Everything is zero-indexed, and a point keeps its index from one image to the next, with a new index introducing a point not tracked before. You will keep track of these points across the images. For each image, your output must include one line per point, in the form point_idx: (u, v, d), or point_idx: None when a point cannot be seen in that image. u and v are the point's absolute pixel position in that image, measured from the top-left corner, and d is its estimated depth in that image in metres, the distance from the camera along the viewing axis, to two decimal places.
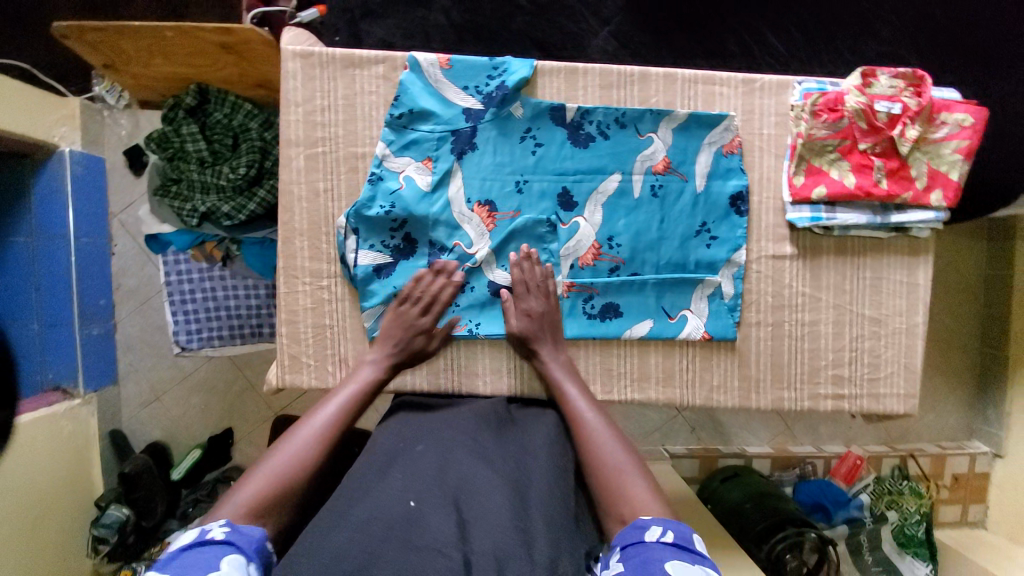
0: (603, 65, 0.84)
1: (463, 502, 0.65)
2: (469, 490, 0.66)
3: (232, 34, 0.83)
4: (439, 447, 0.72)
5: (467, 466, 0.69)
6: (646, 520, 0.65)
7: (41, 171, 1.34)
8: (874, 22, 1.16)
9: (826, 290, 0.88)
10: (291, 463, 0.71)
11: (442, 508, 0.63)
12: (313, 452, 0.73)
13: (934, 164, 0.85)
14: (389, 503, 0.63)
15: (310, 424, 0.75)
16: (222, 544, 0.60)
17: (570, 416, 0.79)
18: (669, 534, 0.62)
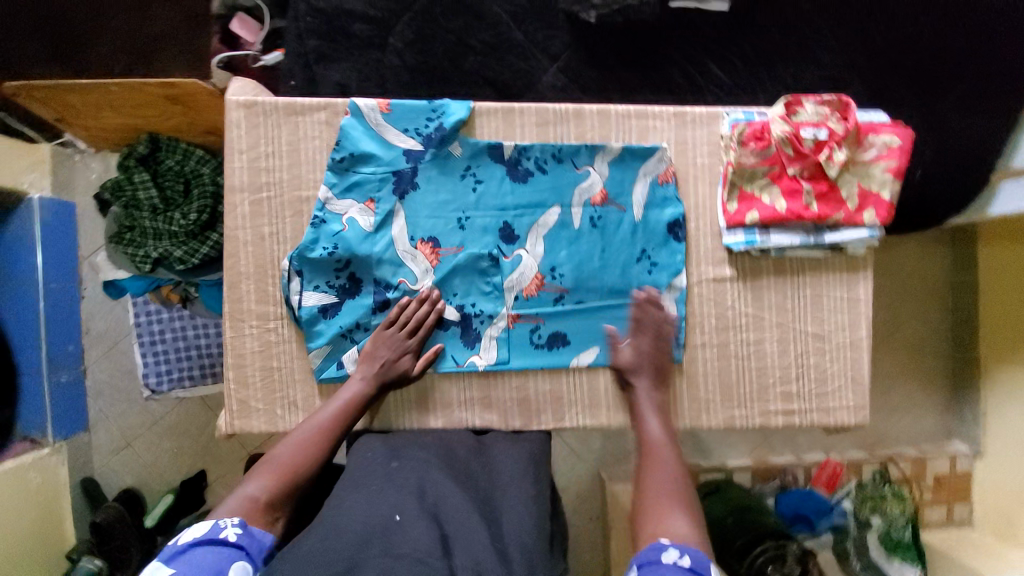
0: (539, 103, 0.87)
1: (442, 516, 0.67)
2: (447, 507, 0.69)
3: (176, 87, 0.86)
4: (419, 465, 0.75)
5: (445, 484, 0.72)
6: (662, 542, 0.65)
7: (12, 215, 1.35)
8: (814, 47, 1.20)
9: (769, 310, 0.90)
10: (271, 485, 0.73)
11: (423, 521, 0.65)
12: (293, 474, 0.75)
13: (865, 184, 0.87)
14: (370, 516, 0.65)
15: (289, 448, 0.77)
16: (234, 547, 0.64)
17: (642, 437, 0.81)
18: (686, 558, 0.63)
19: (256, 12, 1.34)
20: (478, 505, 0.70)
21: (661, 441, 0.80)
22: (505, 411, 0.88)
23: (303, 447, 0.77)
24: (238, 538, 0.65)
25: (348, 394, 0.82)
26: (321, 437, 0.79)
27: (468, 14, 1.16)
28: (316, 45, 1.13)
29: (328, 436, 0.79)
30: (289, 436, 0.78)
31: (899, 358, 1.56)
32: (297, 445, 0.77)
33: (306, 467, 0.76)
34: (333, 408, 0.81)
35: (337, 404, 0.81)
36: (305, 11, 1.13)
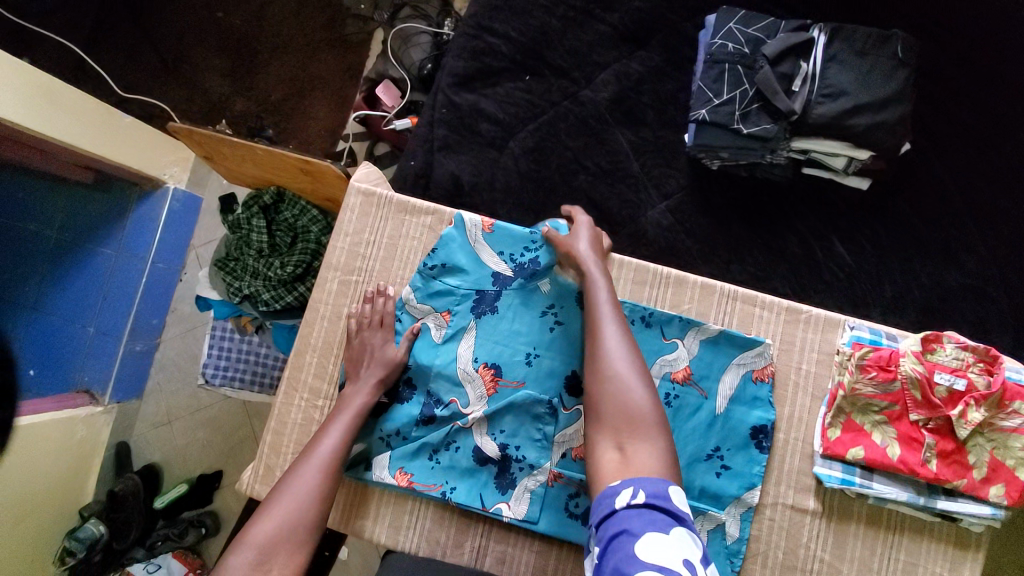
0: (642, 261, 0.85)
1: None
2: None
3: (310, 164, 0.94)
4: None
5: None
6: (616, 486, 0.58)
7: (145, 200, 1.50)
8: (958, 252, 1.08)
9: (849, 563, 0.76)
10: (291, 521, 0.67)
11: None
12: (313, 510, 0.68)
13: (999, 455, 0.73)
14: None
15: (304, 479, 0.70)
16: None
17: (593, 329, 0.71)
18: (640, 495, 0.55)
19: (401, 82, 1.45)
20: None
21: (615, 315, 0.72)
22: (521, 570, 0.81)
23: (317, 477, 0.71)
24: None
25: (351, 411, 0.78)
26: (332, 466, 0.73)
27: (591, 137, 1.18)
28: (444, 135, 1.19)
29: (338, 461, 0.74)
30: (298, 464, 0.72)
31: None
32: (314, 472, 0.71)
33: (320, 501, 0.70)
34: (340, 430, 0.76)
35: (343, 422, 0.77)
36: (443, 102, 1.20)
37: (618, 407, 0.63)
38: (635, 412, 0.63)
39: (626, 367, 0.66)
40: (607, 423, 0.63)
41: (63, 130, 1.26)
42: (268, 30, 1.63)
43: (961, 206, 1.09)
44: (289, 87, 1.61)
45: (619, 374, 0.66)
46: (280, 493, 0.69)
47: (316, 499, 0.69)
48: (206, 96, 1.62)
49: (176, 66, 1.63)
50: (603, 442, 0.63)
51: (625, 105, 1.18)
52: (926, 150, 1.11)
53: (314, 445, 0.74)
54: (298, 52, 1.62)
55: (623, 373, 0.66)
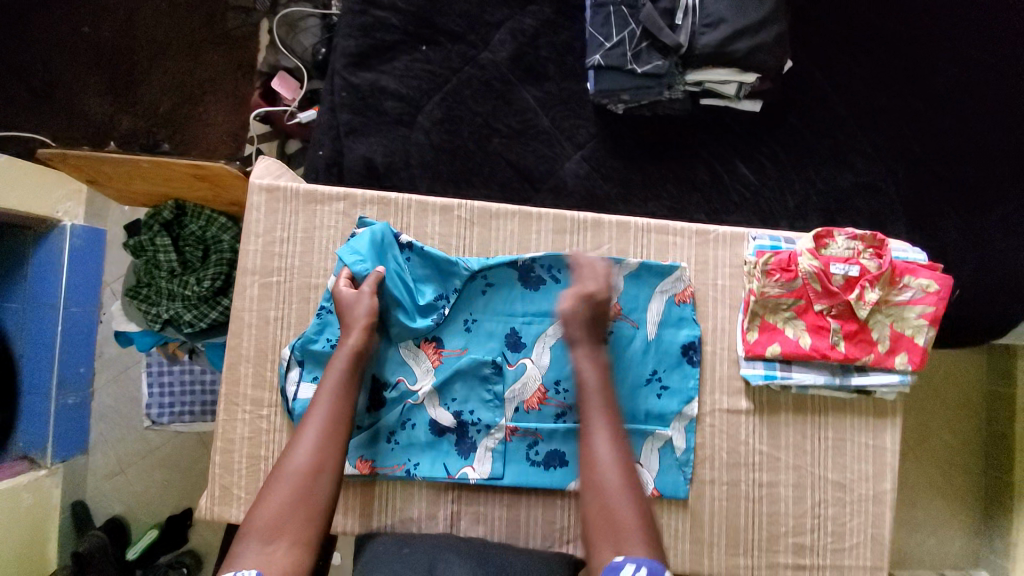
0: (558, 211, 0.87)
1: None
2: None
3: (202, 168, 0.90)
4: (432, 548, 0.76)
5: (455, 560, 0.72)
6: (618, 560, 0.61)
7: (41, 243, 1.36)
8: (846, 155, 1.17)
9: (785, 450, 0.84)
10: (291, 501, 0.66)
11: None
12: (316, 479, 0.68)
13: (897, 327, 0.82)
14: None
15: (298, 456, 0.69)
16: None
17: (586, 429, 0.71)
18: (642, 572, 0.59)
19: (296, 71, 1.38)
20: None
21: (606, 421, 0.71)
22: (495, 526, 0.84)
23: (311, 451, 0.69)
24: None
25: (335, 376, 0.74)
26: (327, 438, 0.70)
27: (498, 99, 1.17)
28: (348, 119, 1.15)
29: (334, 432, 0.71)
30: (293, 441, 0.70)
31: (926, 471, 1.45)
32: (306, 448, 0.69)
33: (321, 475, 0.68)
34: (328, 400, 0.73)
35: (330, 392, 0.73)
36: (341, 85, 1.16)
37: (607, 517, 0.65)
38: (625, 518, 0.64)
39: (616, 482, 0.67)
40: (603, 524, 0.65)
41: None
42: (139, 36, 1.50)
43: (844, 112, 1.18)
44: (176, 95, 1.49)
45: (608, 487, 0.67)
46: (276, 474, 0.68)
47: (313, 474, 0.68)
48: (85, 118, 1.47)
49: (41, 90, 1.47)
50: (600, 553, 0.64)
51: (524, 61, 1.18)
52: (808, 64, 1.18)
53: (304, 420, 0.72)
54: (178, 55, 1.50)
55: (611, 484, 0.67)
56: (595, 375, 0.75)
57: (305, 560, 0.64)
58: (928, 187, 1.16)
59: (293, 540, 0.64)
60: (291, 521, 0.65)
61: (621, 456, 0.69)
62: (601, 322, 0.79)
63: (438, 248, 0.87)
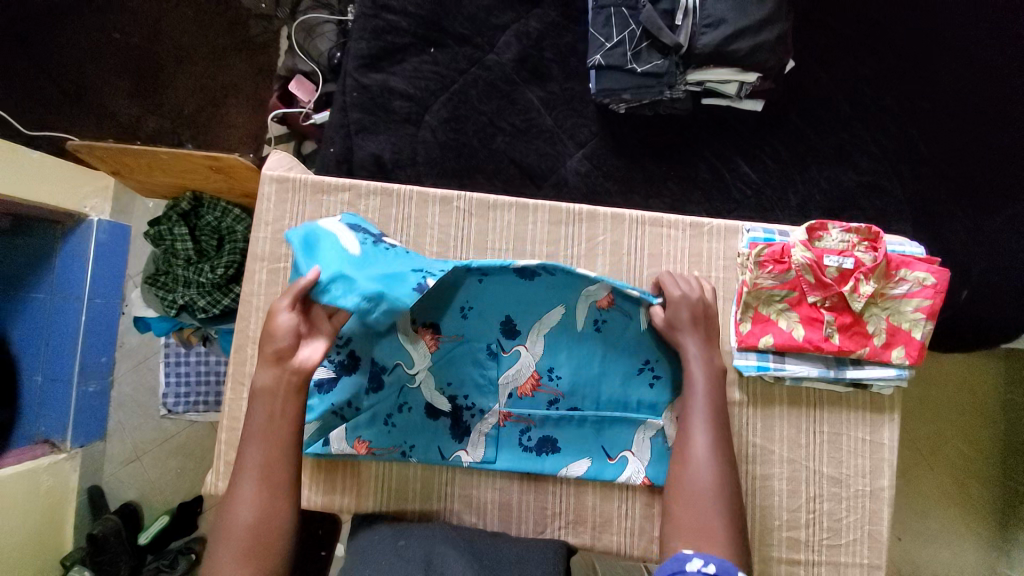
0: (554, 203, 0.89)
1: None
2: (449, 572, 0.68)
3: (219, 160, 0.95)
4: (426, 540, 0.77)
5: (450, 555, 0.72)
6: (685, 553, 0.64)
7: (68, 237, 1.43)
8: (851, 154, 1.16)
9: (779, 443, 0.84)
10: (241, 561, 0.66)
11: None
12: (263, 534, 0.67)
13: (894, 320, 0.81)
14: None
15: (239, 515, 0.67)
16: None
17: (684, 429, 0.74)
18: (710, 565, 0.61)
19: (312, 74, 1.43)
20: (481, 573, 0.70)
21: (705, 424, 0.73)
22: (487, 510, 0.86)
23: (252, 507, 0.68)
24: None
25: (260, 423, 0.70)
26: (265, 491, 0.68)
27: (502, 99, 1.20)
28: (358, 118, 1.19)
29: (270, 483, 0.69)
30: (231, 499, 0.68)
31: (938, 480, 1.41)
32: (246, 503, 0.68)
33: (266, 530, 0.67)
34: (257, 451, 0.69)
35: (257, 442, 0.69)
36: (353, 85, 1.20)
37: (688, 512, 0.69)
38: (705, 516, 0.68)
39: (707, 481, 0.70)
40: (687, 517, 0.69)
41: None
42: (168, 44, 1.58)
43: (849, 112, 1.17)
44: (200, 98, 1.57)
45: (700, 482, 0.70)
46: (222, 535, 0.67)
47: (257, 532, 0.67)
48: (115, 120, 1.56)
49: (77, 94, 1.56)
50: (673, 539, 0.68)
51: (529, 62, 1.21)
52: (812, 64, 1.19)
53: (237, 474, 0.69)
54: (203, 61, 1.58)
55: (702, 484, 0.70)
56: (704, 374, 0.76)
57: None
58: (936, 186, 1.14)
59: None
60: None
61: (716, 449, 0.73)
62: (712, 327, 0.80)
63: (438, 237, 0.90)
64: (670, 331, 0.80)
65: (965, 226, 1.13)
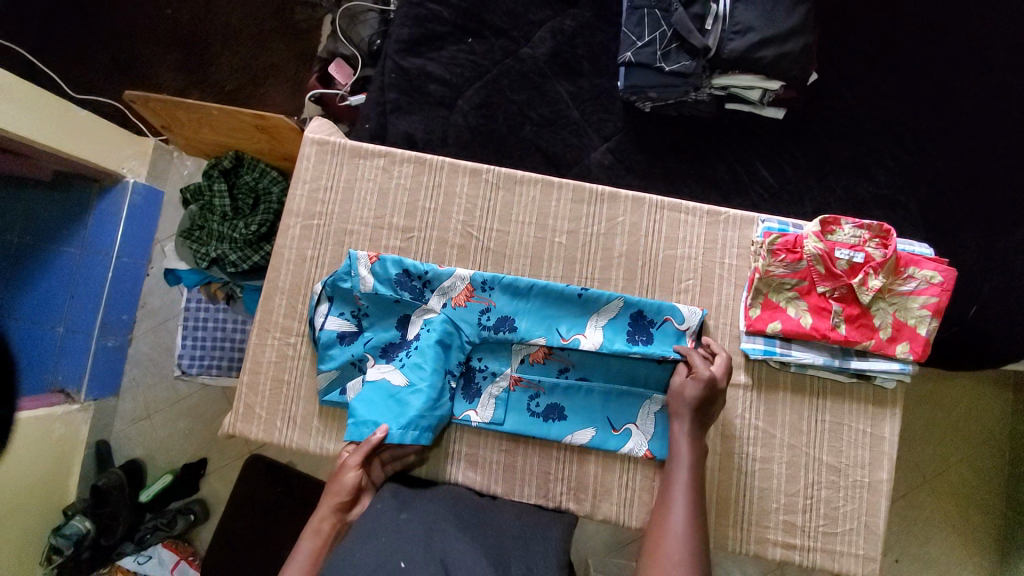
0: (578, 182, 0.93)
1: (450, 563, 0.68)
2: (455, 558, 0.69)
3: (265, 119, 1.02)
4: (430, 514, 0.77)
5: (451, 535, 0.74)
6: None
7: (104, 195, 1.48)
8: (870, 165, 1.18)
9: (781, 427, 0.86)
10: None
11: (427, 565, 0.67)
12: None
13: (900, 316, 0.84)
14: (377, 563, 0.67)
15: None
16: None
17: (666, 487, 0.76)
18: None
19: (352, 59, 1.49)
20: (486, 557, 0.71)
21: (685, 498, 0.74)
22: (492, 470, 0.89)
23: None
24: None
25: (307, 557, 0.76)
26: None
27: (533, 90, 1.25)
28: (394, 98, 1.25)
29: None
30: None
31: (941, 505, 1.39)
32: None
33: None
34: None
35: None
36: (392, 67, 1.26)
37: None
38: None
39: (679, 552, 0.68)
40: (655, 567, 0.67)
41: (29, 128, 1.24)
42: (217, 23, 1.66)
43: (870, 125, 1.20)
44: (243, 75, 1.64)
45: (672, 553, 0.68)
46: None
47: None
48: (159, 90, 1.63)
49: (127, 63, 1.64)
50: None
51: (562, 58, 1.26)
52: (836, 77, 1.22)
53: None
54: (249, 40, 1.66)
55: (676, 535, 0.69)
56: (690, 450, 0.78)
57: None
58: (954, 202, 1.15)
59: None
60: None
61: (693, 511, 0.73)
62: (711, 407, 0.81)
63: (465, 206, 0.94)
64: (674, 403, 0.82)
65: (981, 243, 1.14)
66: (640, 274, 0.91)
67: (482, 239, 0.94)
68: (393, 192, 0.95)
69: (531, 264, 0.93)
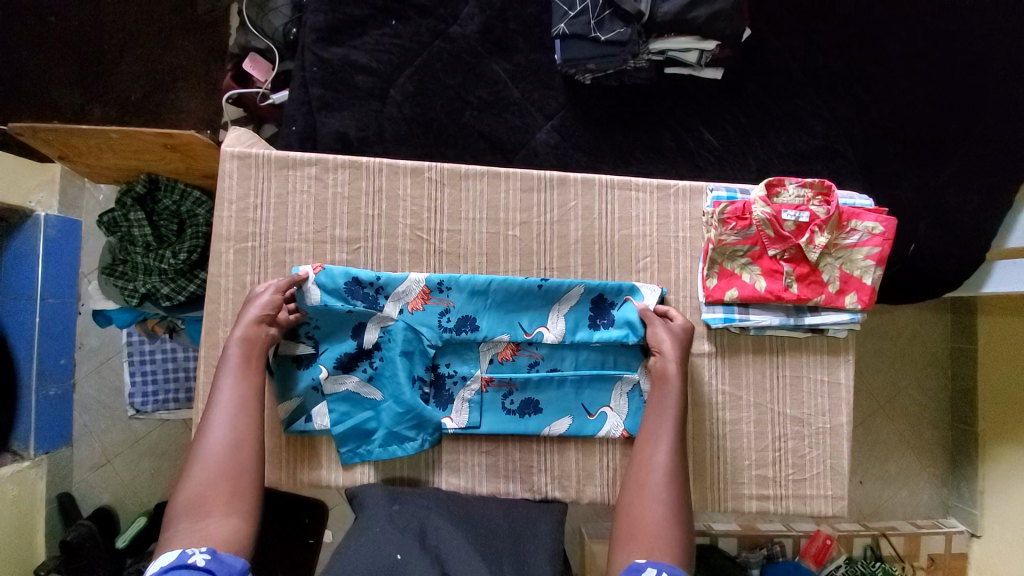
0: (525, 170, 0.90)
1: (444, 556, 0.71)
2: (449, 548, 0.72)
3: (174, 137, 0.92)
4: (421, 509, 0.79)
5: (444, 527, 0.75)
6: (640, 564, 0.67)
7: (16, 234, 1.34)
8: (807, 118, 1.20)
9: (746, 389, 0.90)
10: (214, 476, 0.70)
11: (422, 557, 0.69)
12: (231, 458, 0.72)
13: (846, 269, 0.87)
14: (373, 558, 0.69)
15: (215, 434, 0.73)
16: (201, 573, 0.61)
17: (644, 456, 0.78)
18: None
19: (267, 52, 1.36)
20: (478, 546, 0.74)
21: (671, 433, 0.79)
22: (473, 472, 0.88)
23: (226, 426, 0.74)
24: (206, 562, 0.61)
25: (238, 361, 0.78)
26: (240, 415, 0.75)
27: (468, 72, 1.19)
28: (320, 94, 1.16)
29: (244, 408, 0.76)
30: (205, 424, 0.74)
31: (896, 427, 1.51)
32: (221, 427, 0.73)
33: (238, 448, 0.73)
34: (231, 384, 0.76)
35: (230, 375, 0.77)
36: (312, 60, 1.17)
37: (639, 530, 0.71)
38: (656, 517, 0.72)
39: (661, 487, 0.74)
40: (639, 536, 0.70)
41: None
42: (107, 25, 1.48)
43: (805, 76, 1.21)
44: (147, 83, 1.48)
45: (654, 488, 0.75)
46: (196, 456, 0.71)
47: (232, 448, 0.72)
48: (53, 107, 1.46)
49: (9, 81, 1.45)
50: (617, 546, 0.71)
51: (494, 34, 1.20)
52: (768, 31, 1.21)
53: (212, 403, 0.75)
54: (148, 42, 1.49)
55: (655, 496, 0.74)
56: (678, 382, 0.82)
57: (247, 532, 0.69)
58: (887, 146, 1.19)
59: (225, 514, 0.68)
60: (219, 503, 0.69)
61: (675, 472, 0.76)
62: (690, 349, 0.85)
63: (411, 209, 0.90)
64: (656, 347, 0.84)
65: (913, 184, 1.19)
66: (598, 257, 0.90)
67: (433, 241, 0.90)
68: (331, 202, 0.89)
69: (488, 261, 0.90)
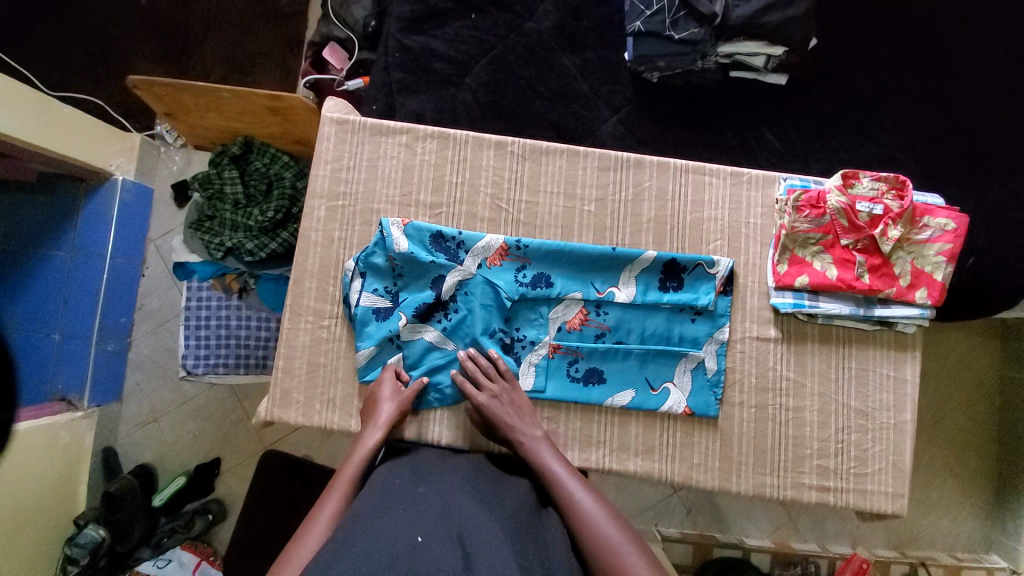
0: (603, 150, 0.94)
1: (467, 536, 0.63)
2: (472, 530, 0.64)
3: (280, 100, 1.01)
4: (445, 490, 0.72)
5: (471, 509, 0.69)
6: None
7: (91, 197, 1.41)
8: (871, 127, 1.22)
9: (811, 376, 0.90)
10: None
11: (445, 540, 0.61)
12: None
13: (918, 263, 0.88)
14: (393, 540, 0.61)
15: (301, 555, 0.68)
16: None
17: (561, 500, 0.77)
18: None
19: (347, 42, 1.44)
20: (505, 530, 0.67)
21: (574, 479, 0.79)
22: None
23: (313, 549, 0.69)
24: None
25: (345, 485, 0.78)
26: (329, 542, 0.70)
27: (540, 64, 1.25)
28: (400, 77, 1.23)
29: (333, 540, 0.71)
30: (297, 542, 0.70)
31: (938, 450, 1.47)
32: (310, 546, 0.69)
33: None
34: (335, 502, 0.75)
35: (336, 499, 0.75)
36: (395, 47, 1.24)
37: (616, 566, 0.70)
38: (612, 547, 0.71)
39: (597, 517, 0.74)
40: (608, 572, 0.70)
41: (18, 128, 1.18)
42: (198, 10, 1.59)
43: (869, 86, 1.23)
44: (231, 65, 1.58)
45: (599, 531, 0.73)
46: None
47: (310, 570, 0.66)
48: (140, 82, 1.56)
49: (103, 56, 1.55)
50: None
51: (567, 31, 1.26)
52: (834, 43, 1.25)
53: (309, 525, 0.72)
54: (234, 27, 1.60)
55: (602, 529, 0.73)
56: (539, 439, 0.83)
57: None
58: (952, 158, 1.20)
59: None
60: None
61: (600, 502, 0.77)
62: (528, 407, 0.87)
63: (492, 178, 0.94)
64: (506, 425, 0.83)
65: (974, 197, 1.20)
66: (669, 237, 0.93)
67: (511, 211, 0.94)
68: (418, 168, 0.94)
69: (562, 233, 0.93)
